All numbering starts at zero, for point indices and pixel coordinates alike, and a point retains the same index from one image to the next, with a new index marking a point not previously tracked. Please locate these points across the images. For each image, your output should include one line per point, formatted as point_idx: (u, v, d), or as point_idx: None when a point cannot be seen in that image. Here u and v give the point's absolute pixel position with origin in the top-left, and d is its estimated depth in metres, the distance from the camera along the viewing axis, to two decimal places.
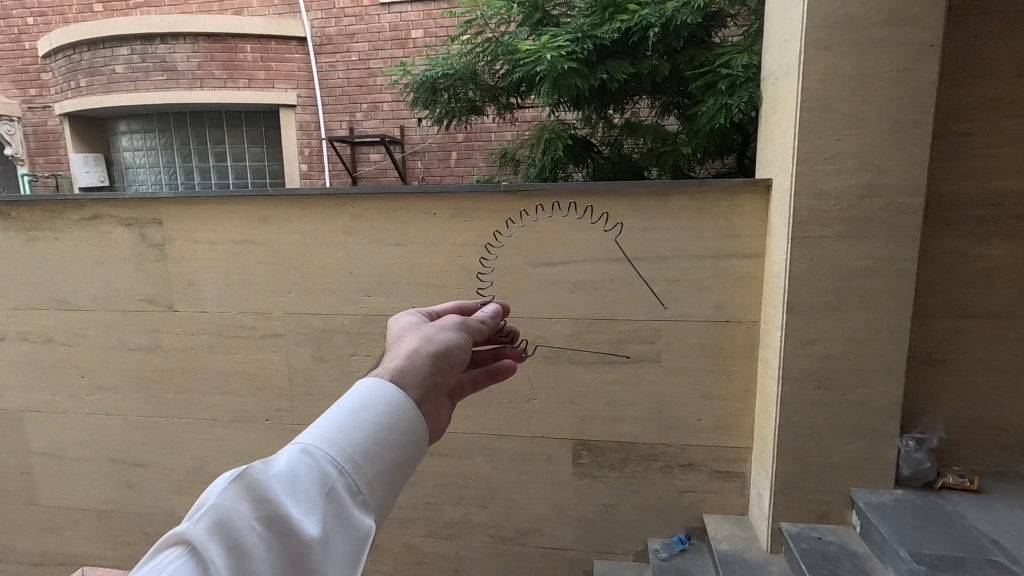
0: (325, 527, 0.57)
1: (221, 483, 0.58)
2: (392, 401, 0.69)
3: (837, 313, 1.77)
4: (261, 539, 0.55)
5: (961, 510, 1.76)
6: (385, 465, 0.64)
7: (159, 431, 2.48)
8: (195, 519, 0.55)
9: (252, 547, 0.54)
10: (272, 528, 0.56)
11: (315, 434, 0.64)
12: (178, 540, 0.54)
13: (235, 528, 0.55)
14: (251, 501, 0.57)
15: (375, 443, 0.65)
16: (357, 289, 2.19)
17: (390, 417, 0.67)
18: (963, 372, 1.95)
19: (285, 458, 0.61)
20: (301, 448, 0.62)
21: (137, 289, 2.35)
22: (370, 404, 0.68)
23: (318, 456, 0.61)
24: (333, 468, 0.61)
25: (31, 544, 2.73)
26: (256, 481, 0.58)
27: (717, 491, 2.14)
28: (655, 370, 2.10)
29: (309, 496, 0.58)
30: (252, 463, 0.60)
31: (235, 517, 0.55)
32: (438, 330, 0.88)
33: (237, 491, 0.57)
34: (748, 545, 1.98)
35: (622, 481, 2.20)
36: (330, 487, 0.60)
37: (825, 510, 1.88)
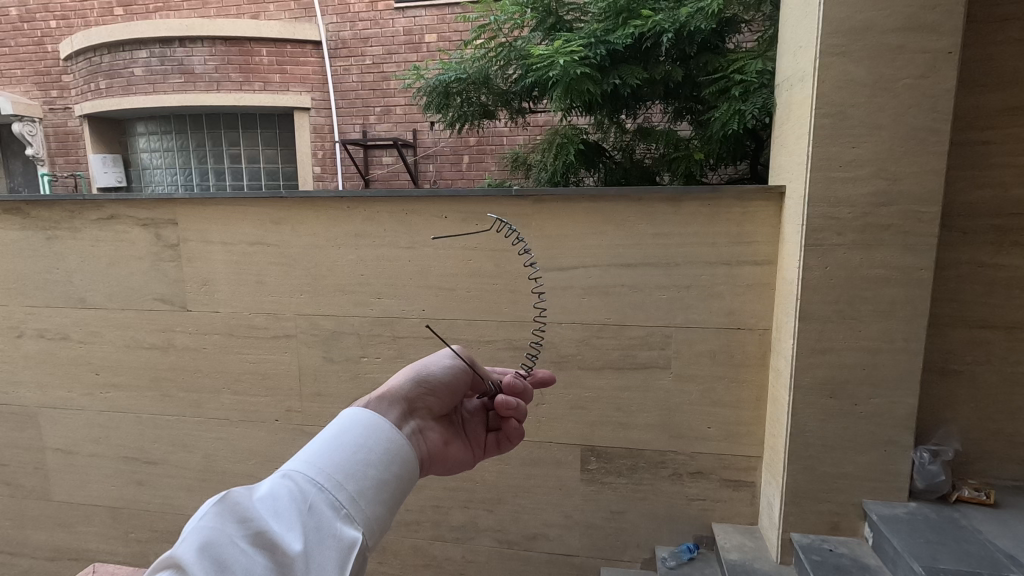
0: (309, 539, 0.57)
1: (203, 511, 0.58)
2: (371, 422, 0.72)
3: (850, 322, 1.74)
4: (246, 554, 0.54)
5: (976, 525, 1.73)
6: (368, 483, 0.65)
7: (170, 429, 2.50)
8: (181, 545, 0.55)
9: (235, 560, 0.53)
10: (255, 544, 0.56)
11: (296, 460, 0.65)
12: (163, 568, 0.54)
13: (221, 546, 0.54)
14: (234, 521, 0.57)
15: (354, 462, 0.66)
16: (369, 292, 2.21)
17: (370, 438, 0.70)
18: (979, 383, 1.92)
19: (267, 484, 0.62)
20: (283, 473, 0.63)
21: (152, 289, 2.37)
22: (350, 428, 0.70)
23: (298, 477, 0.62)
24: (314, 486, 0.62)
25: (44, 538, 2.76)
26: (239, 503, 0.59)
27: (726, 499, 2.12)
28: (665, 377, 2.09)
29: (290, 511, 0.59)
30: (234, 489, 0.61)
31: (220, 536, 0.55)
32: (426, 361, 0.96)
33: (222, 514, 0.57)
34: (758, 555, 1.96)
35: (630, 487, 2.18)
36: (313, 502, 0.60)
37: (836, 521, 1.85)
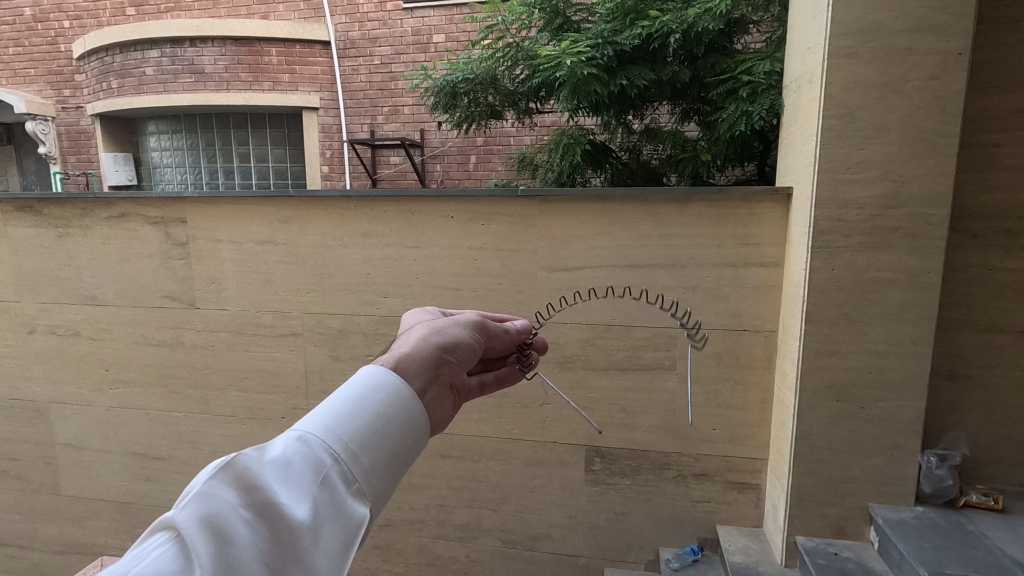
0: (317, 514, 0.54)
1: (207, 470, 0.55)
2: (393, 389, 0.67)
3: (857, 325, 1.74)
4: (249, 525, 0.51)
5: (983, 530, 1.72)
6: (382, 455, 0.61)
7: (178, 425, 2.52)
8: (182, 505, 0.52)
9: (238, 532, 0.51)
10: (261, 514, 0.53)
11: (312, 422, 0.61)
12: (164, 525, 0.51)
13: (222, 516, 0.51)
14: (238, 488, 0.53)
15: (372, 432, 0.62)
16: (375, 291, 2.22)
17: (389, 406, 0.65)
18: (988, 387, 1.90)
19: (279, 446, 0.58)
20: (297, 436, 0.59)
21: (161, 286, 2.40)
22: (370, 393, 0.65)
23: (313, 445, 0.58)
24: (328, 456, 0.58)
25: (53, 532, 2.80)
26: (247, 467, 0.55)
27: (731, 502, 2.12)
28: (670, 378, 2.08)
29: (299, 482, 0.55)
30: (243, 450, 0.56)
31: (222, 504, 0.52)
32: (449, 325, 0.88)
33: (226, 478, 0.54)
34: (763, 558, 1.95)
35: (634, 488, 2.18)
36: (325, 474, 0.57)
37: (841, 525, 1.85)
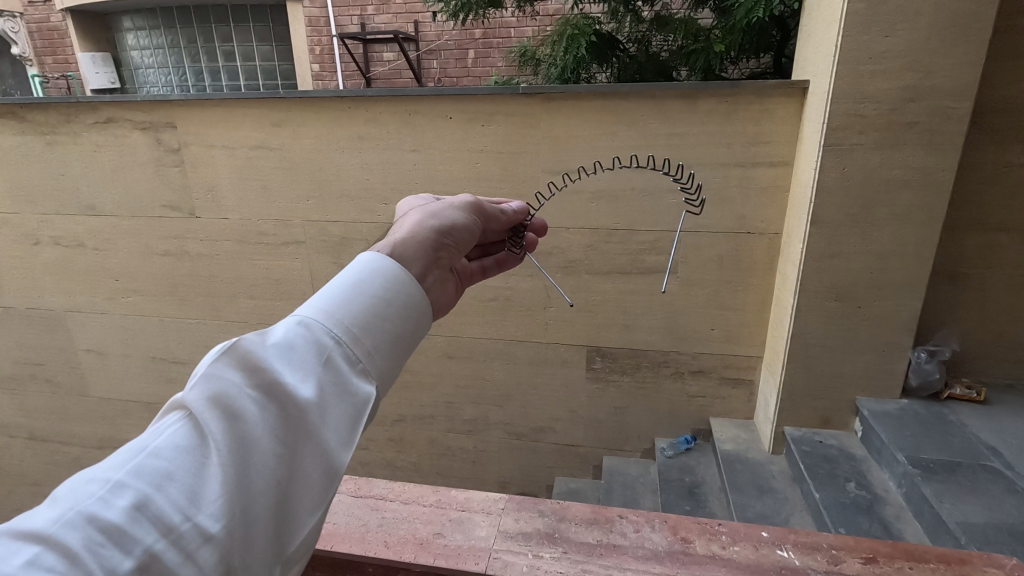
0: (324, 393, 0.53)
1: (209, 353, 0.52)
2: (392, 271, 0.64)
3: (862, 226, 1.72)
4: (256, 405, 0.50)
5: (962, 419, 1.83)
6: (385, 336, 0.60)
7: (192, 331, 2.61)
8: (187, 389, 0.50)
9: (245, 411, 0.49)
10: (266, 395, 0.51)
11: (312, 305, 0.58)
12: (176, 404, 0.51)
13: (226, 397, 0.49)
14: (242, 370, 0.51)
15: (375, 314, 0.59)
16: (375, 198, 2.19)
17: (390, 288, 0.62)
18: (987, 287, 1.92)
19: (280, 329, 0.56)
20: (297, 319, 0.56)
21: (159, 195, 2.37)
22: (370, 274, 0.62)
23: (314, 326, 0.56)
24: (331, 337, 0.56)
25: (89, 430, 2.99)
26: (249, 350, 0.52)
27: (725, 396, 2.23)
28: (671, 281, 2.11)
29: (304, 362, 0.53)
30: (244, 334, 0.54)
31: (226, 385, 0.50)
32: (445, 209, 0.85)
33: (229, 360, 0.51)
34: (752, 446, 2.09)
35: (633, 385, 2.29)
36: (328, 355, 0.55)
37: (828, 416, 1.95)
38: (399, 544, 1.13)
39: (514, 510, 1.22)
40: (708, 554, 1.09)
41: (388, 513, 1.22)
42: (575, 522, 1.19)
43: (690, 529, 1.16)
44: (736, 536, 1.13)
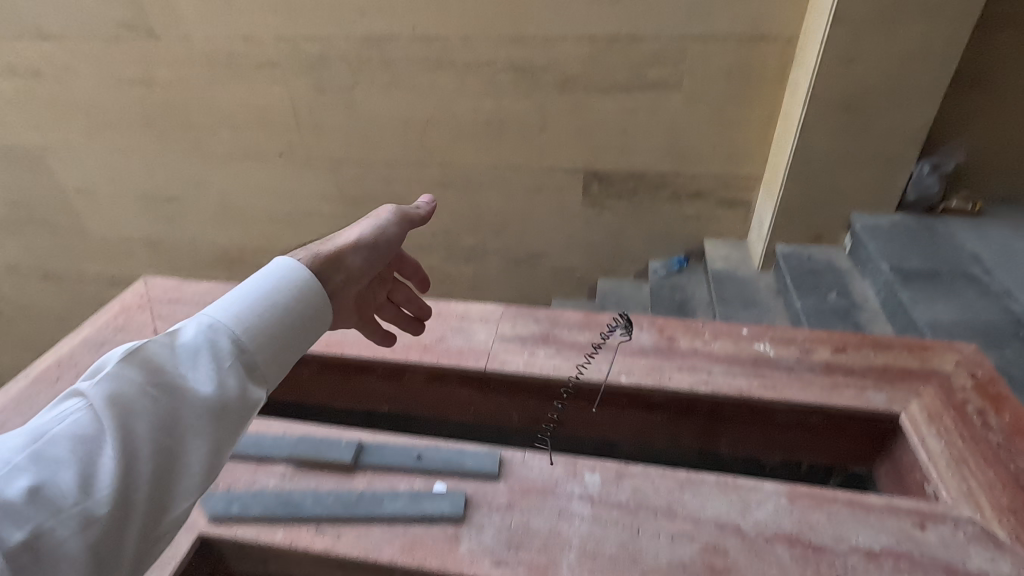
0: (214, 385, 0.67)
1: (110, 358, 0.66)
2: (302, 287, 0.80)
3: (888, 24, 1.56)
4: (150, 400, 0.64)
5: (952, 231, 1.85)
6: (276, 347, 0.75)
7: (179, 167, 2.53)
8: (86, 383, 0.63)
9: (139, 404, 0.63)
10: (165, 388, 0.65)
11: (216, 310, 0.73)
12: (79, 393, 0.63)
13: (123, 393, 0.63)
14: (141, 370, 0.65)
15: (266, 325, 0.74)
16: (351, 8, 1.97)
17: (296, 307, 0.78)
18: (1008, 93, 1.81)
19: (189, 330, 0.70)
20: (202, 324, 0.71)
21: (110, 12, 2.12)
22: (270, 291, 0.77)
23: (214, 328, 0.71)
24: (233, 341, 0.71)
25: (99, 268, 3.07)
26: (149, 355, 0.66)
27: (720, 218, 2.24)
28: (675, 98, 1.98)
29: (200, 370, 0.67)
30: (152, 340, 0.68)
31: (123, 382, 0.63)
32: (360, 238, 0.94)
33: (130, 362, 0.65)
34: (742, 264, 2.16)
35: (630, 209, 2.28)
36: (220, 351, 0.69)
37: (819, 233, 1.98)
38: (404, 349, 1.22)
39: (511, 317, 1.29)
40: (691, 349, 1.18)
41: (391, 323, 1.28)
42: (568, 326, 1.26)
43: (676, 328, 1.23)
44: (719, 334, 1.21)
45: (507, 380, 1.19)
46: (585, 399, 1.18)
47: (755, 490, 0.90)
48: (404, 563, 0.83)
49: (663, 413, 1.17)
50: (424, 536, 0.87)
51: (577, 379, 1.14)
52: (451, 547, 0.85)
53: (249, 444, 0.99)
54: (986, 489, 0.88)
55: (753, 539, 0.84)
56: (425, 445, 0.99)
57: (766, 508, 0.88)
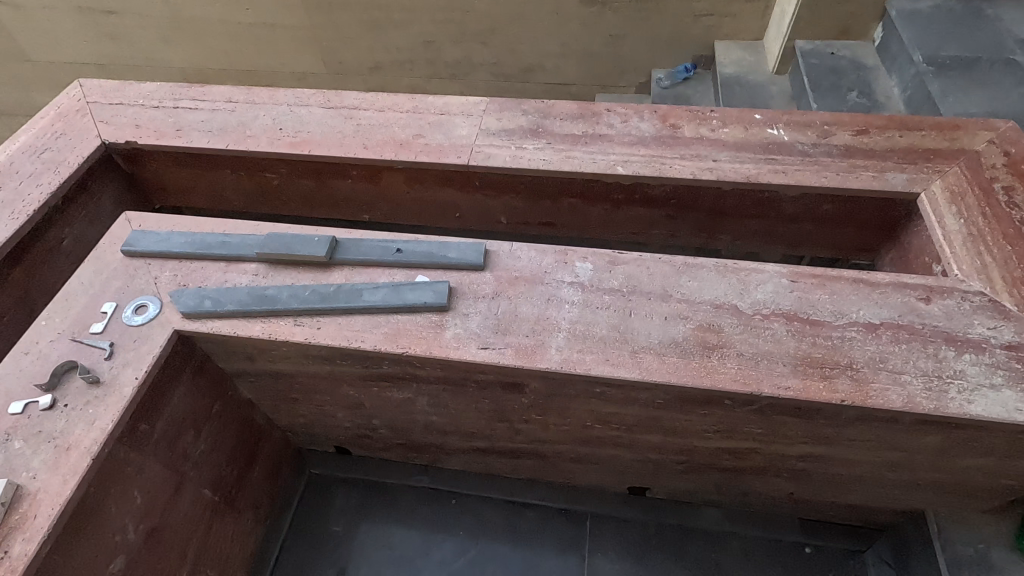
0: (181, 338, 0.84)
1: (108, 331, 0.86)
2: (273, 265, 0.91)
3: None
4: (121, 360, 0.83)
5: (1000, 15, 1.62)
6: (241, 296, 0.86)
7: None
8: (88, 348, 0.84)
9: (115, 363, 0.82)
10: (140, 352, 0.83)
11: (201, 291, 0.88)
12: (81, 349, 0.84)
13: (100, 361, 0.83)
14: (129, 341, 0.84)
15: (234, 292, 0.87)
16: None
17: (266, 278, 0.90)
18: None
19: (180, 302, 0.87)
20: (185, 301, 0.87)
21: None
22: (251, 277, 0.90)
23: (192, 306, 0.86)
24: (201, 315, 0.86)
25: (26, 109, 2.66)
26: (137, 331, 0.85)
27: (735, 14, 1.92)
28: None
29: (165, 335, 0.84)
30: (142, 315, 0.86)
31: (110, 353, 0.83)
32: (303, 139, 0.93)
33: (119, 339, 0.85)
34: (754, 70, 1.88)
35: (633, 7, 1.94)
36: (192, 321, 0.86)
37: (848, 25, 1.71)
38: (378, 146, 1.10)
39: (496, 110, 1.14)
40: (696, 137, 1.06)
41: (362, 120, 1.14)
42: (560, 118, 1.12)
43: (681, 115, 1.10)
44: (728, 120, 1.08)
45: (494, 177, 1.10)
46: (578, 197, 1.11)
47: (756, 272, 0.87)
48: (388, 350, 0.81)
49: (662, 208, 1.10)
50: (408, 325, 0.84)
51: (570, 171, 1.04)
52: (438, 334, 0.82)
53: (218, 245, 0.93)
54: (1000, 264, 0.85)
55: (750, 316, 0.82)
56: (404, 239, 0.93)
57: (766, 288, 0.85)
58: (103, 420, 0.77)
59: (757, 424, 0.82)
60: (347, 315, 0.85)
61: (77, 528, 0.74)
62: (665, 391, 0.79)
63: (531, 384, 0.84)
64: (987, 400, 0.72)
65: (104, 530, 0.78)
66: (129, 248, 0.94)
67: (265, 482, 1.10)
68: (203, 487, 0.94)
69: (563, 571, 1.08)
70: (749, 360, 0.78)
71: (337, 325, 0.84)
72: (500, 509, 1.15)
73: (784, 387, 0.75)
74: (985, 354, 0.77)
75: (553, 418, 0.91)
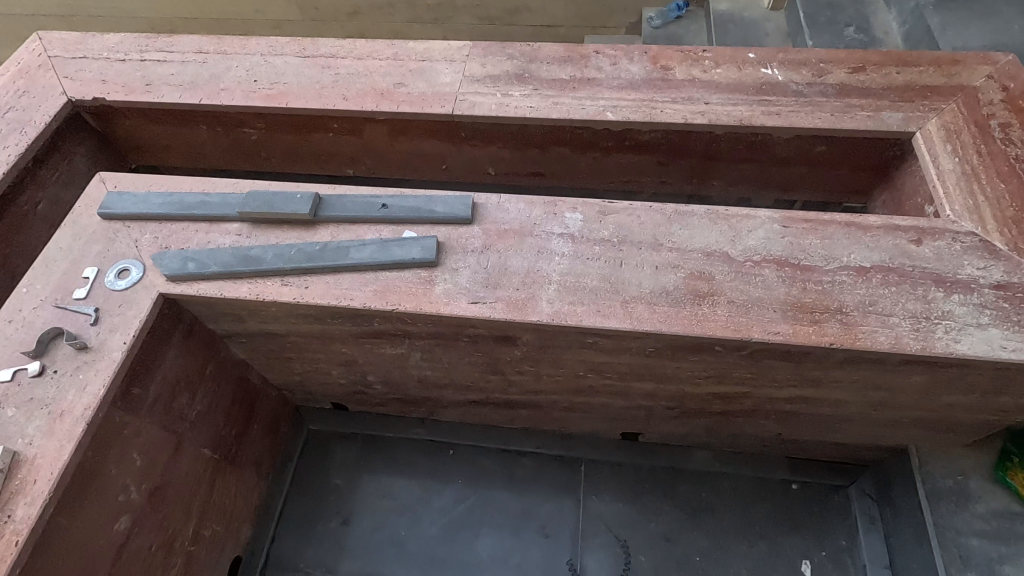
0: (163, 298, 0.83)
1: (90, 295, 0.85)
2: (255, 225, 0.89)
3: None
4: (106, 324, 0.82)
5: None
6: (225, 257, 0.85)
7: None
8: (71, 313, 0.83)
9: (100, 327, 0.81)
10: (125, 315, 0.82)
11: (183, 251, 0.86)
12: (63, 316, 0.83)
13: (84, 325, 0.82)
14: (115, 304, 0.83)
15: (217, 253, 0.86)
16: None
17: (249, 238, 0.88)
18: None
19: (163, 263, 0.85)
20: (167, 262, 0.85)
21: None
22: (231, 238, 0.88)
23: (174, 267, 0.85)
24: (184, 277, 0.84)
25: None
26: (120, 294, 0.84)
27: None
28: None
29: (148, 297, 0.83)
30: (126, 277, 0.85)
31: (94, 317, 0.82)
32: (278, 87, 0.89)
33: (102, 303, 0.84)
34: (749, 5, 1.79)
35: None
36: (175, 282, 0.85)
37: None
38: (358, 97, 1.05)
39: (480, 56, 1.09)
40: (688, 79, 1.03)
41: (340, 69, 1.09)
42: (547, 61, 1.08)
43: (672, 57, 1.06)
44: (721, 60, 1.05)
45: (480, 127, 1.06)
46: (567, 145, 1.08)
47: (748, 218, 0.86)
48: (378, 307, 0.80)
49: (653, 155, 1.08)
50: (397, 282, 0.83)
51: (558, 118, 1.00)
52: (427, 290, 0.82)
53: (198, 205, 0.91)
54: (993, 203, 0.84)
55: (741, 263, 0.81)
56: (390, 194, 0.91)
57: (758, 234, 0.84)
58: (95, 385, 0.77)
59: (747, 368, 0.83)
60: (334, 274, 0.84)
61: (79, 491, 0.75)
62: (656, 340, 0.79)
63: (523, 337, 0.84)
64: (973, 339, 0.73)
65: (107, 492, 0.79)
66: (106, 211, 0.91)
67: (264, 439, 1.12)
68: (202, 447, 0.96)
69: (559, 514, 1.11)
70: (740, 307, 0.78)
71: (325, 284, 0.83)
72: (496, 458, 1.17)
73: (774, 333, 0.75)
74: (973, 295, 0.77)
75: (545, 369, 0.92)
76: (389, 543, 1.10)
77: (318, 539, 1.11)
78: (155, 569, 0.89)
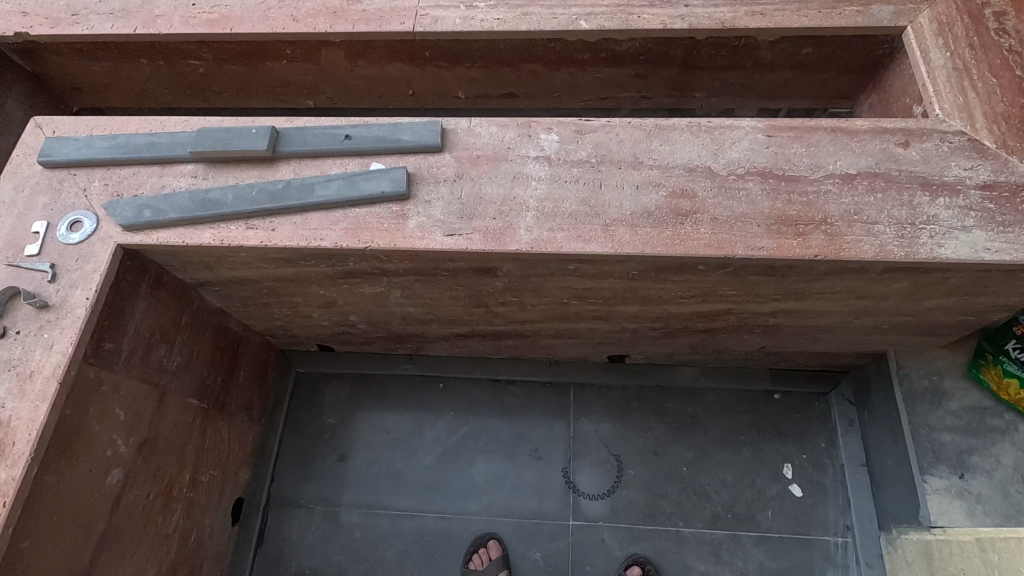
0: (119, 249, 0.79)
1: (42, 252, 0.80)
2: (209, 166, 0.84)
3: None
4: (63, 280, 0.78)
5: None
6: (181, 201, 0.80)
7: None
8: (24, 272, 0.79)
9: (58, 284, 0.78)
10: (82, 269, 0.78)
11: (135, 199, 0.81)
12: (17, 274, 0.79)
13: (40, 283, 0.78)
14: (71, 258, 0.79)
15: (171, 197, 0.80)
16: None
17: (205, 180, 0.83)
18: None
19: (115, 213, 0.80)
20: (120, 211, 0.80)
21: None
22: (185, 182, 0.83)
23: (128, 216, 0.80)
24: (139, 226, 0.80)
25: None
26: (74, 248, 0.79)
27: None
28: None
29: (104, 249, 0.79)
30: (78, 230, 0.80)
31: (50, 275, 0.78)
32: None
33: (57, 259, 0.79)
34: None
35: None
36: (132, 231, 0.80)
37: None
38: (310, 18, 0.96)
39: None
40: None
41: None
42: None
43: None
44: None
45: (445, 45, 0.98)
46: (540, 61, 1.01)
47: (732, 129, 0.82)
48: (350, 246, 0.77)
49: (630, 67, 1.02)
50: (368, 218, 0.79)
51: (528, 30, 0.93)
52: (401, 225, 0.78)
53: (147, 147, 0.84)
54: (984, 99, 0.81)
55: (724, 177, 0.79)
56: (352, 124, 0.85)
57: (742, 145, 0.80)
58: (62, 343, 0.74)
59: (732, 285, 0.82)
60: (301, 213, 0.80)
61: (63, 449, 0.75)
62: (639, 262, 0.77)
63: (504, 268, 0.81)
64: (958, 243, 0.72)
65: (92, 447, 0.79)
66: (46, 159, 0.84)
67: (253, 384, 1.11)
68: (189, 396, 0.95)
69: (551, 436, 1.14)
70: (724, 223, 0.76)
71: (292, 224, 0.79)
72: (486, 388, 1.19)
73: (758, 248, 0.74)
74: (959, 197, 0.75)
75: (529, 298, 0.90)
76: (387, 475, 1.13)
77: (317, 476, 1.14)
78: (156, 516, 0.90)
